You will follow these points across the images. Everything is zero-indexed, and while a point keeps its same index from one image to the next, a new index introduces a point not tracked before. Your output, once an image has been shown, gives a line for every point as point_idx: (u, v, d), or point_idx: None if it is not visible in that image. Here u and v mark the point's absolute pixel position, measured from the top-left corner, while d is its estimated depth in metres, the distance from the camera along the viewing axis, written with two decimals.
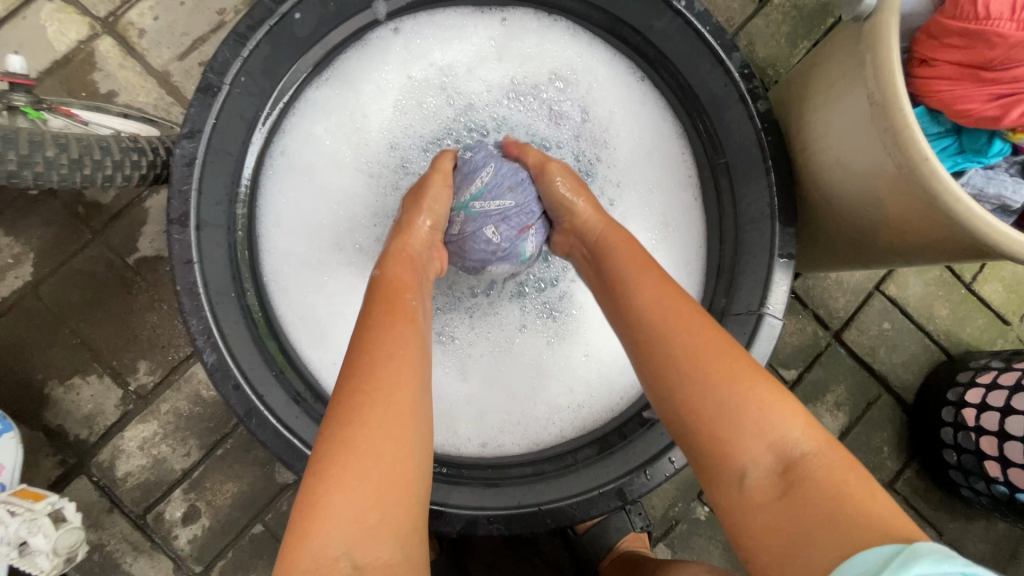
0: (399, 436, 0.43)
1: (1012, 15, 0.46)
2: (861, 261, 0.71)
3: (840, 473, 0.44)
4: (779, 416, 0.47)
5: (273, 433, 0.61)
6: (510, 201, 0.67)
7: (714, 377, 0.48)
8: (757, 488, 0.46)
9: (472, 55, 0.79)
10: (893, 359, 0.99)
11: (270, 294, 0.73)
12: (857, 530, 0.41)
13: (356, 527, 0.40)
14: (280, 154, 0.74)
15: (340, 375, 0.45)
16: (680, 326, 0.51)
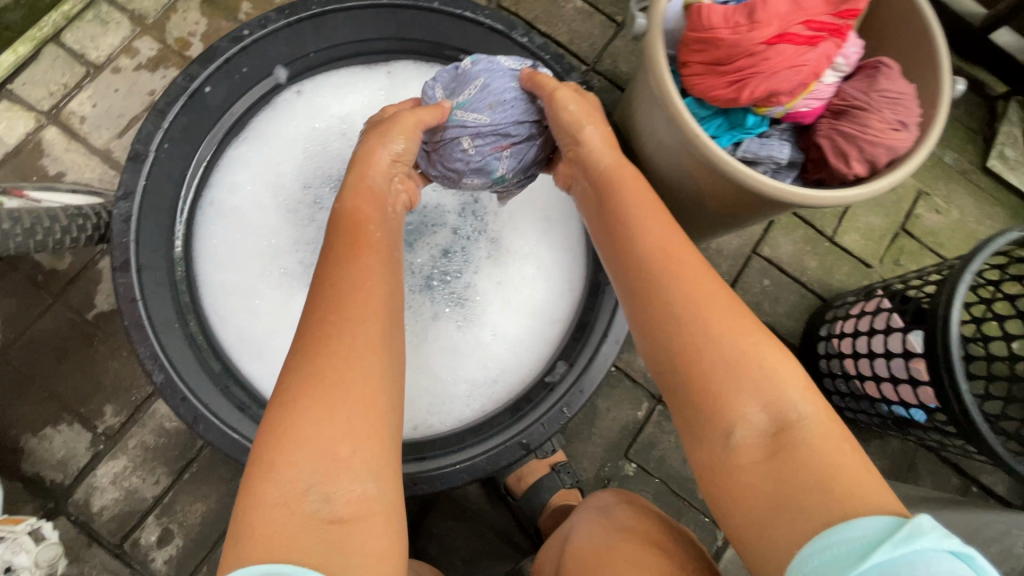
0: (366, 404, 0.52)
1: (726, 23, 0.62)
2: (695, 221, 0.87)
3: (837, 444, 0.50)
4: (781, 380, 0.53)
5: (220, 433, 0.73)
6: (487, 117, 0.75)
7: (715, 334, 0.55)
8: (744, 446, 0.52)
9: (368, 103, 0.93)
10: (776, 310, 1.13)
11: (211, 322, 0.84)
12: (853, 495, 0.46)
13: (328, 470, 0.49)
14: (210, 204, 0.87)
15: (342, 350, 0.54)
16: (686, 282, 0.58)
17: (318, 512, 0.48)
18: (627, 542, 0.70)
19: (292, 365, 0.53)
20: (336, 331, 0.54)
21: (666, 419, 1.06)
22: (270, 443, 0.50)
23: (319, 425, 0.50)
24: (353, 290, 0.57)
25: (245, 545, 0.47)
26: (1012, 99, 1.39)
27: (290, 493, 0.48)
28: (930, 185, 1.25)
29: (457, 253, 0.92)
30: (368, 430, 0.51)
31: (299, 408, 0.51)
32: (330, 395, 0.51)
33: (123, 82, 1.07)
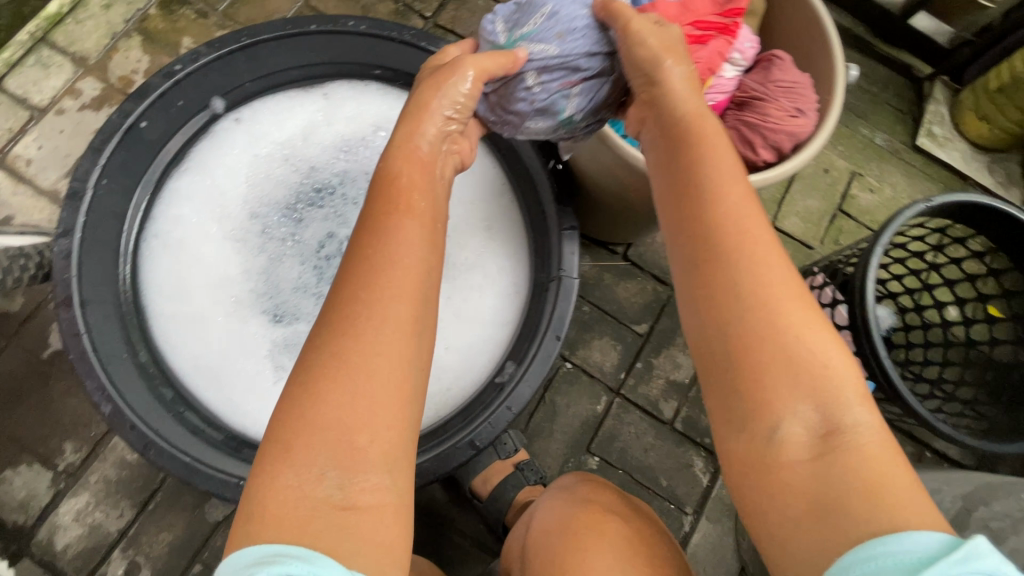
0: (388, 403, 0.50)
1: None
2: (638, 217, 0.93)
3: (889, 459, 0.45)
4: (843, 383, 0.48)
5: (170, 457, 0.73)
6: (554, 48, 0.64)
7: (779, 320, 0.49)
8: (790, 445, 0.47)
9: (307, 126, 0.97)
10: None
11: (163, 351, 0.86)
12: (900, 508, 0.42)
13: (346, 460, 0.47)
14: (155, 237, 0.89)
15: (374, 342, 0.51)
16: (755, 258, 0.51)
17: (330, 498, 0.47)
18: (593, 512, 0.71)
19: (321, 345, 0.51)
20: (367, 316, 0.52)
21: (625, 411, 1.09)
22: (290, 419, 0.49)
23: (344, 413, 0.48)
24: (385, 272, 0.54)
25: (258, 522, 0.46)
26: (937, 79, 1.46)
27: (306, 476, 0.47)
28: (864, 165, 1.33)
29: None
30: (390, 422, 0.49)
31: (324, 390, 0.49)
32: (351, 386, 0.49)
33: (68, 123, 1.08)
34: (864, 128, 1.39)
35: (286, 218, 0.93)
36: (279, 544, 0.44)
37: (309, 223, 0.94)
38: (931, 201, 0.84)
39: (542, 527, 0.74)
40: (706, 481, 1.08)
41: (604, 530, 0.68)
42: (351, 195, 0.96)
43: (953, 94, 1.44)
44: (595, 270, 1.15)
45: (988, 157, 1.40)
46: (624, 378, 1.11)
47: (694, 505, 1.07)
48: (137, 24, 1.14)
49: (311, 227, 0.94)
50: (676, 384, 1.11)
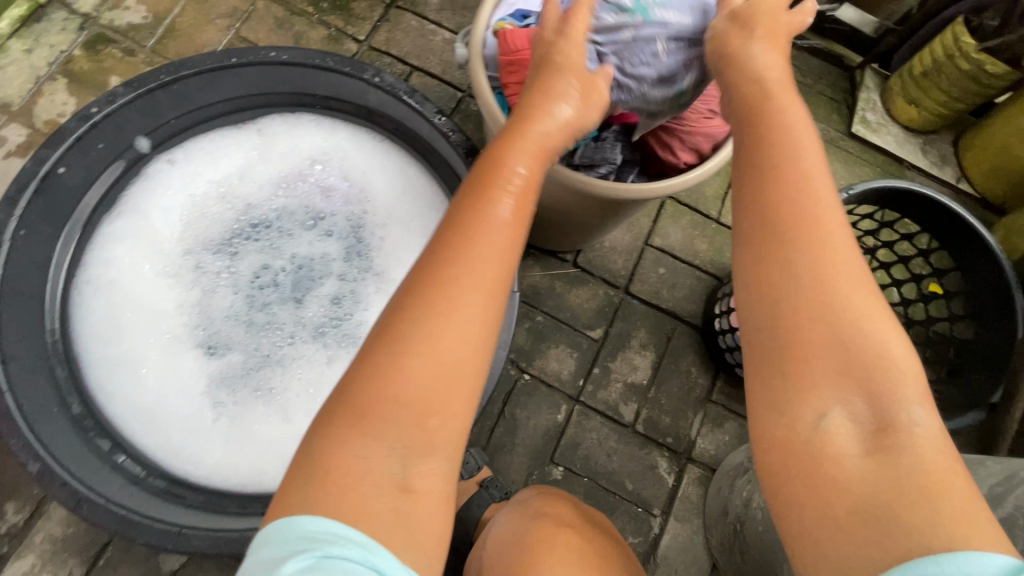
0: (463, 391, 0.49)
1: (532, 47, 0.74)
2: (575, 225, 0.95)
3: (946, 473, 0.40)
4: (905, 384, 0.44)
5: (104, 511, 0.71)
6: (684, 20, 0.67)
7: (844, 307, 0.45)
8: (840, 439, 0.43)
9: (241, 163, 0.96)
10: (675, 295, 1.18)
11: (99, 400, 0.83)
12: (961, 523, 0.38)
13: (415, 443, 0.46)
14: (86, 282, 0.87)
15: (462, 329, 0.48)
16: (823, 240, 0.47)
17: (392, 476, 0.46)
18: (544, 526, 0.66)
19: (418, 320, 0.48)
20: (457, 299, 0.48)
21: (586, 417, 1.09)
22: (367, 384, 0.47)
23: (420, 396, 0.47)
24: (486, 254, 0.51)
25: (319, 487, 0.44)
26: (867, 67, 1.50)
27: (372, 452, 0.46)
28: None
29: (347, 296, 0.94)
30: (461, 407, 0.48)
31: (410, 363, 0.47)
32: (432, 371, 0.47)
33: None
34: None
35: (221, 254, 0.92)
36: (329, 521, 0.42)
37: (244, 255, 0.93)
38: (853, 189, 0.86)
39: (498, 543, 0.70)
40: (671, 481, 1.08)
41: (552, 546, 0.62)
42: (286, 227, 0.95)
43: (883, 81, 1.49)
44: (547, 280, 1.16)
45: (920, 139, 1.45)
46: (583, 384, 1.11)
47: (662, 506, 1.07)
48: (61, 66, 1.12)
49: (246, 259, 0.93)
50: (635, 386, 1.12)
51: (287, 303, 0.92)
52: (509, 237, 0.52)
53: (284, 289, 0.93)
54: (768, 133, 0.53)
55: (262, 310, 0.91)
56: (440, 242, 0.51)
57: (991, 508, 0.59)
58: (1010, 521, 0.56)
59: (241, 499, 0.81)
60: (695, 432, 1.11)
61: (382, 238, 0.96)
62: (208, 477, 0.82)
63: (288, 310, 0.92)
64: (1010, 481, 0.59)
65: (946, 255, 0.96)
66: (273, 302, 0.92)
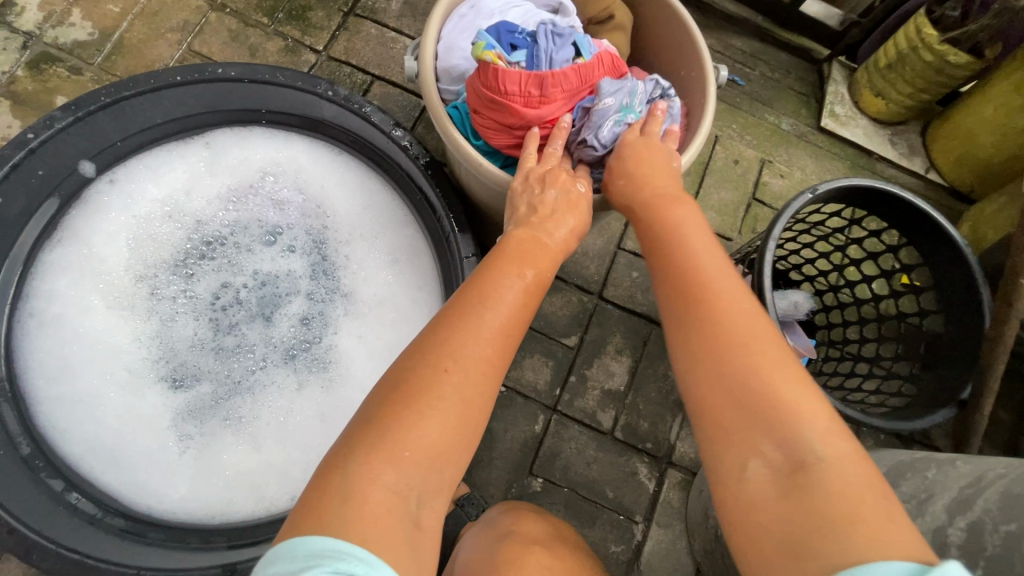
0: (472, 435, 0.50)
1: (518, 93, 0.70)
2: None
3: (857, 494, 0.42)
4: (811, 413, 0.46)
5: (55, 557, 0.68)
6: None
7: (745, 352, 0.49)
8: (759, 478, 0.45)
9: (190, 181, 0.92)
10: (650, 298, 1.17)
11: (51, 439, 0.80)
12: (867, 547, 0.39)
13: (434, 479, 0.47)
14: (30, 315, 0.83)
15: (484, 373, 0.51)
16: (722, 295, 0.52)
17: (409, 513, 0.45)
18: (514, 544, 0.65)
19: (457, 377, 0.49)
20: (485, 347, 0.51)
21: (563, 427, 1.08)
22: (398, 423, 0.46)
23: (437, 445, 0.47)
24: (508, 318, 0.54)
25: (346, 510, 0.42)
26: (834, 60, 1.50)
27: (398, 491, 0.45)
28: (773, 151, 1.37)
29: (315, 317, 0.91)
30: (468, 453, 0.50)
31: (439, 412, 0.48)
32: (457, 409, 0.48)
33: None
34: (770, 115, 1.42)
35: (176, 277, 0.89)
36: (338, 539, 0.40)
37: (201, 276, 0.90)
38: (816, 190, 0.86)
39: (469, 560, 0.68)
40: (652, 486, 1.07)
41: (520, 567, 0.60)
42: (243, 243, 0.92)
43: (850, 73, 1.49)
44: None
45: (889, 131, 1.45)
46: (560, 393, 1.09)
47: (644, 513, 1.06)
48: (5, 87, 1.08)
49: (203, 280, 0.90)
50: (612, 393, 1.11)
51: (256, 322, 0.90)
52: (528, 302, 0.56)
53: (250, 312, 0.90)
54: (665, 213, 0.60)
55: (229, 333, 0.89)
56: (467, 295, 0.54)
57: (960, 512, 0.58)
58: (980, 526, 0.55)
59: (207, 531, 0.78)
60: (674, 436, 1.10)
61: (347, 255, 0.94)
62: (174, 511, 0.80)
63: (256, 329, 0.89)
64: (980, 484, 0.59)
65: (913, 251, 0.95)
66: (240, 321, 0.90)
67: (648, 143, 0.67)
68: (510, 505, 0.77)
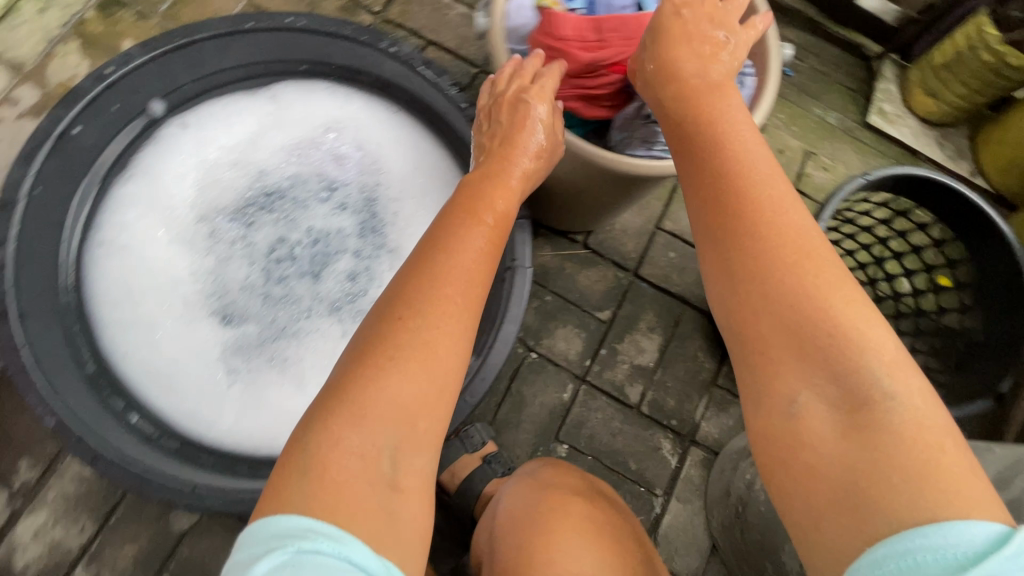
0: (445, 392, 0.52)
1: (571, 38, 0.71)
2: (584, 206, 0.96)
3: (935, 436, 0.42)
4: (875, 349, 0.45)
5: (118, 467, 0.72)
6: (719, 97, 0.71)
7: (806, 287, 0.47)
8: (813, 417, 0.46)
9: (255, 132, 0.95)
10: (685, 280, 1.18)
11: (114, 361, 0.84)
12: (939, 495, 0.39)
13: (409, 440, 0.50)
14: (100, 245, 0.87)
15: (444, 332, 0.53)
16: (773, 225, 0.49)
17: (386, 476, 0.48)
18: (555, 493, 0.67)
19: (414, 327, 0.52)
20: (447, 308, 0.54)
21: (591, 397, 1.10)
22: (362, 389, 0.49)
23: (406, 398, 0.50)
24: (460, 273, 0.56)
25: (316, 481, 0.46)
26: (886, 58, 1.48)
27: (368, 451, 0.48)
28: (818, 144, 1.36)
29: (360, 271, 0.94)
30: (445, 408, 0.53)
31: (403, 369, 0.50)
32: (423, 367, 0.51)
33: (8, 133, 1.05)
34: (816, 108, 1.41)
35: (236, 222, 0.92)
36: (307, 518, 0.44)
37: (259, 224, 0.93)
38: (869, 175, 0.86)
39: (513, 500, 0.69)
40: (674, 462, 1.09)
41: (564, 514, 0.63)
42: (299, 197, 0.95)
43: (902, 72, 1.47)
44: (557, 260, 1.16)
45: (937, 132, 1.44)
46: (590, 364, 1.11)
47: (664, 487, 1.08)
48: (75, 28, 1.11)
49: (262, 230, 0.93)
50: (641, 368, 1.12)
51: (304, 277, 0.93)
52: (480, 256, 0.59)
53: (299, 262, 0.93)
54: (712, 131, 0.55)
55: (279, 283, 0.92)
56: (423, 262, 0.56)
57: (998, 491, 0.59)
58: (1017, 504, 0.56)
59: (253, 461, 0.81)
60: (700, 416, 1.11)
61: (396, 212, 0.96)
62: (223, 439, 0.83)
63: (305, 284, 0.93)
64: (1018, 466, 0.60)
65: (960, 247, 0.94)
66: (290, 275, 0.93)
67: (680, 50, 0.61)
68: (553, 461, 0.77)
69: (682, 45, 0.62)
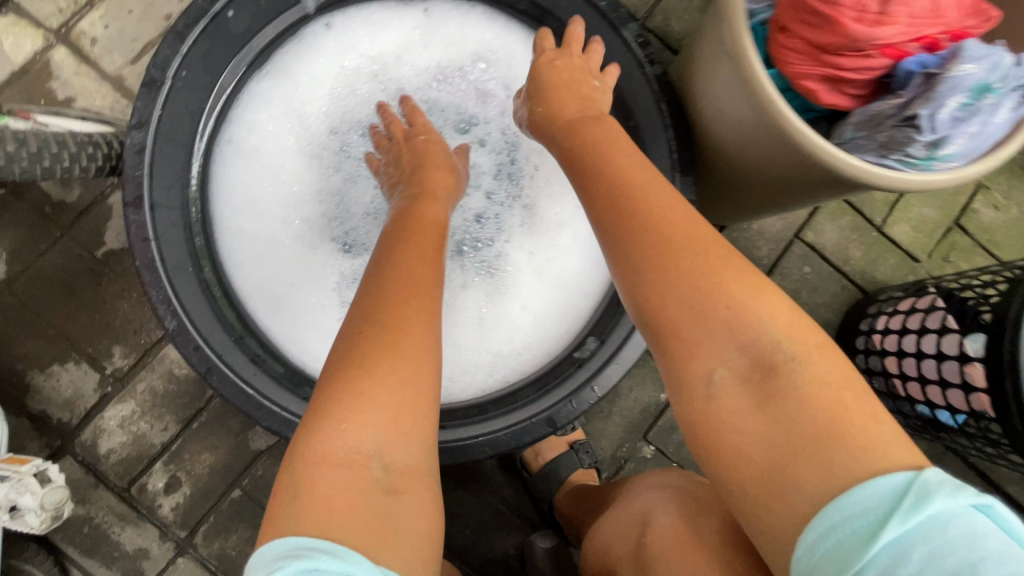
0: (418, 384, 0.54)
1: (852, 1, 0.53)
2: (739, 202, 0.81)
3: (838, 392, 0.46)
4: (764, 316, 0.50)
5: (234, 387, 0.69)
6: (995, 110, 0.54)
7: (715, 285, 0.51)
8: (726, 389, 0.50)
9: (403, 45, 0.85)
10: (814, 300, 1.08)
11: (228, 270, 0.79)
12: (846, 461, 0.43)
13: (391, 435, 0.52)
14: (229, 142, 0.80)
15: (405, 334, 0.55)
16: (675, 240, 0.53)
17: (379, 479, 0.51)
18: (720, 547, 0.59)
19: (373, 336, 0.55)
20: (408, 309, 0.57)
21: None
22: (336, 406, 0.52)
23: (375, 401, 0.52)
24: (404, 274, 0.60)
25: (306, 503, 0.49)
26: None
27: (354, 458, 0.51)
28: (992, 178, 1.14)
29: (489, 216, 0.87)
30: (422, 394, 0.55)
31: (373, 376, 0.53)
32: (384, 364, 0.54)
33: (138, 3, 0.95)
34: None
35: (368, 140, 0.85)
36: (314, 534, 0.47)
37: None
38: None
39: (675, 524, 0.63)
40: None
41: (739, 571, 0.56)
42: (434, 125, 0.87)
43: None
44: None
45: None
46: None
47: None
48: None
49: None
50: None
51: None
52: (420, 264, 0.62)
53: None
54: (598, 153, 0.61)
55: None
56: (372, 271, 0.62)
57: None
58: None
59: None
60: None
61: (538, 165, 0.87)
62: None
63: None
64: None
65: None
66: None
67: (563, 93, 0.71)
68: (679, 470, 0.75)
69: (564, 89, 0.72)
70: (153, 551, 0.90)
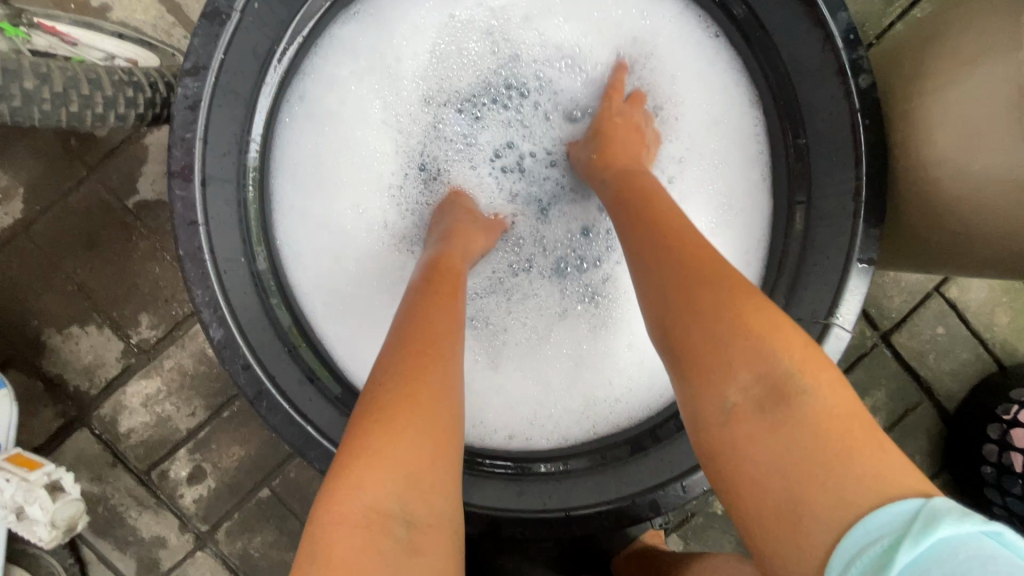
0: (443, 424, 0.41)
1: None
2: (910, 258, 0.63)
3: (844, 423, 0.34)
4: (779, 342, 0.37)
5: (285, 419, 0.55)
6: None
7: (725, 305, 0.39)
8: (739, 417, 0.37)
9: (536, 3, 0.68)
10: (941, 366, 0.92)
11: (286, 257, 0.66)
12: (854, 492, 0.32)
13: (413, 485, 0.38)
14: (298, 100, 0.65)
15: (418, 364, 0.43)
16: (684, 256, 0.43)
17: (400, 541, 0.36)
18: None
19: (389, 373, 0.43)
20: (422, 335, 0.46)
21: None
22: (345, 457, 0.39)
23: (396, 450, 0.38)
24: (422, 312, 0.48)
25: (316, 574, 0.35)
26: None
27: (370, 516, 0.37)
28: None
29: (598, 229, 0.72)
30: (449, 433, 0.41)
31: (387, 421, 0.39)
32: (408, 404, 0.40)
33: None
34: None
35: (464, 116, 0.69)
36: None
37: (488, 126, 0.70)
38: None
39: None
40: None
41: None
42: (546, 107, 0.70)
43: None
44: None
45: None
46: None
47: None
48: None
49: (489, 131, 0.70)
50: None
51: (530, 211, 0.72)
52: (439, 309, 0.49)
53: (504, 170, 0.71)
54: (647, 186, 0.53)
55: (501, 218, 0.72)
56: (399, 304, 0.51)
57: None
58: None
59: None
60: None
61: (673, 178, 0.72)
62: None
63: (527, 219, 0.72)
64: None
65: None
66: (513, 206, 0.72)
67: (617, 145, 0.62)
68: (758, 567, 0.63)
69: (619, 141, 0.62)
70: (171, 541, 0.81)
